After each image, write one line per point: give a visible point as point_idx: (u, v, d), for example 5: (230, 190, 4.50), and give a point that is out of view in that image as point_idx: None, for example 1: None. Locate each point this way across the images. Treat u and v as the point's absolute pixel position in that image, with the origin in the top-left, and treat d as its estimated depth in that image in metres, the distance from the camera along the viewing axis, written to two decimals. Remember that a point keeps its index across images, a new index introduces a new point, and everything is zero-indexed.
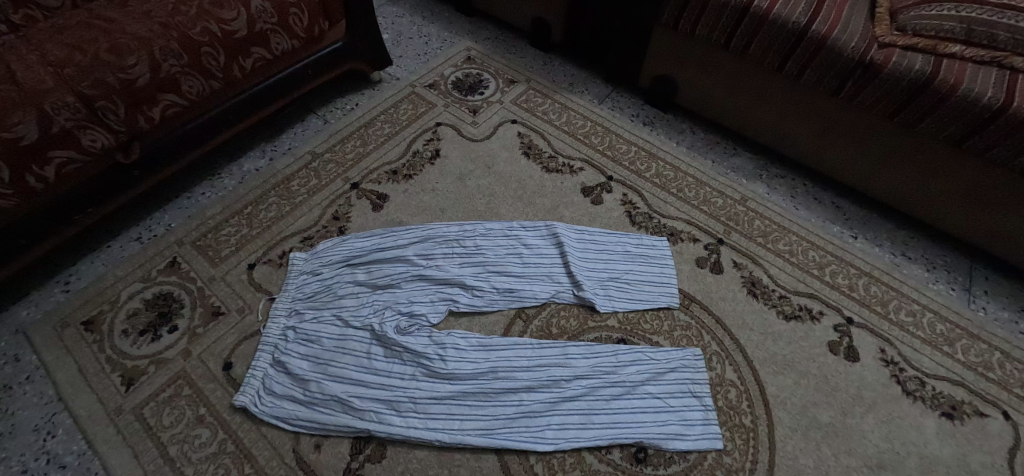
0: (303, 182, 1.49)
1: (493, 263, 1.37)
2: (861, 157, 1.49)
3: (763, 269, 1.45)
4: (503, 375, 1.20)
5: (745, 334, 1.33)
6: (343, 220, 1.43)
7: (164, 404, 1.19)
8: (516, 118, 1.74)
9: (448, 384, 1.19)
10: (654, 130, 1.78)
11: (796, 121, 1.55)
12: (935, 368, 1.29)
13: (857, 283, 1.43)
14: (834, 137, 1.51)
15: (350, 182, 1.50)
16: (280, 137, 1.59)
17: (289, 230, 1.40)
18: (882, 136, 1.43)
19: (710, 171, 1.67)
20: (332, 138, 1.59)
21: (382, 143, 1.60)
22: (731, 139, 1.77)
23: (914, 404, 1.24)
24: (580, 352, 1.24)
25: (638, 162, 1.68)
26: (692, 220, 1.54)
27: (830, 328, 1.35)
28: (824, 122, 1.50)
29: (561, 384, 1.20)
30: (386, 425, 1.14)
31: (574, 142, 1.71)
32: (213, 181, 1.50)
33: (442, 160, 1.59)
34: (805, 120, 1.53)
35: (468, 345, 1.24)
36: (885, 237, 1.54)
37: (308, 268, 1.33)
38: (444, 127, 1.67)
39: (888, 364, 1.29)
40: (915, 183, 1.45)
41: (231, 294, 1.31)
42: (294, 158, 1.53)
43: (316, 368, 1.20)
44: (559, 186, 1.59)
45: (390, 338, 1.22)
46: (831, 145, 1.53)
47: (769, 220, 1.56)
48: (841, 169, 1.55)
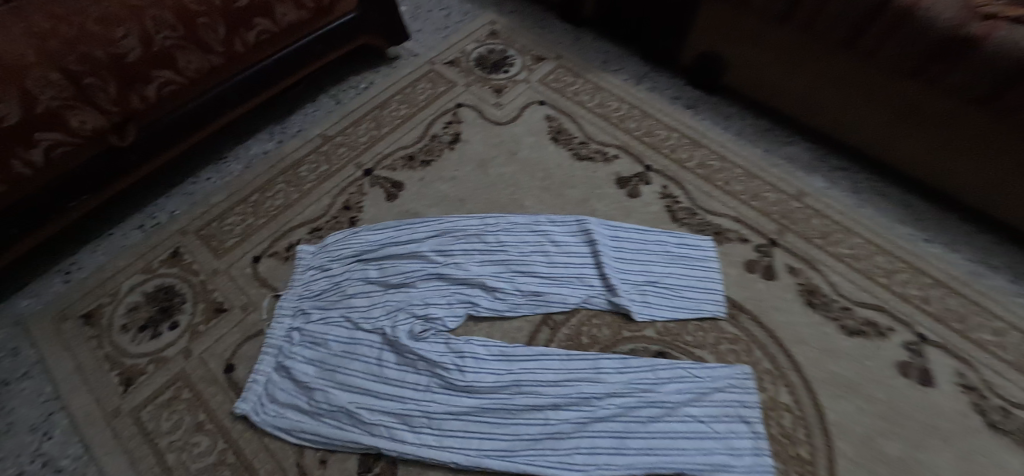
0: (312, 168, 1.37)
1: (517, 261, 1.24)
2: (942, 143, 1.32)
3: (822, 276, 1.31)
4: (527, 389, 1.08)
5: (801, 350, 1.19)
6: (354, 208, 1.31)
7: (163, 407, 1.10)
8: (544, 99, 1.59)
9: (467, 398, 1.07)
10: (698, 115, 1.62)
11: (864, 107, 1.39)
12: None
13: (931, 295, 1.27)
14: (910, 126, 1.35)
15: (363, 169, 1.38)
16: (291, 117, 1.47)
17: (297, 220, 1.29)
18: (971, 120, 1.25)
19: (760, 164, 1.52)
20: (346, 120, 1.47)
21: (397, 126, 1.47)
22: (786, 126, 1.60)
23: (999, 438, 1.08)
24: (613, 367, 1.12)
25: (680, 151, 1.53)
26: (740, 217, 1.40)
27: (900, 346, 1.20)
28: (900, 104, 1.33)
29: (593, 403, 1.07)
30: (398, 441, 1.03)
31: (609, 127, 1.55)
32: (219, 165, 1.39)
33: (463, 145, 1.46)
34: (875, 106, 1.37)
35: (489, 354, 1.12)
36: (963, 242, 1.37)
37: (316, 263, 1.22)
38: (465, 109, 1.53)
39: (969, 390, 1.14)
40: (1006, 174, 1.28)
41: (234, 289, 1.21)
42: (304, 141, 1.42)
43: (322, 375, 1.09)
44: (592, 176, 1.45)
45: (403, 344, 1.11)
46: (905, 134, 1.37)
47: (829, 219, 1.42)
48: (916, 161, 1.39)
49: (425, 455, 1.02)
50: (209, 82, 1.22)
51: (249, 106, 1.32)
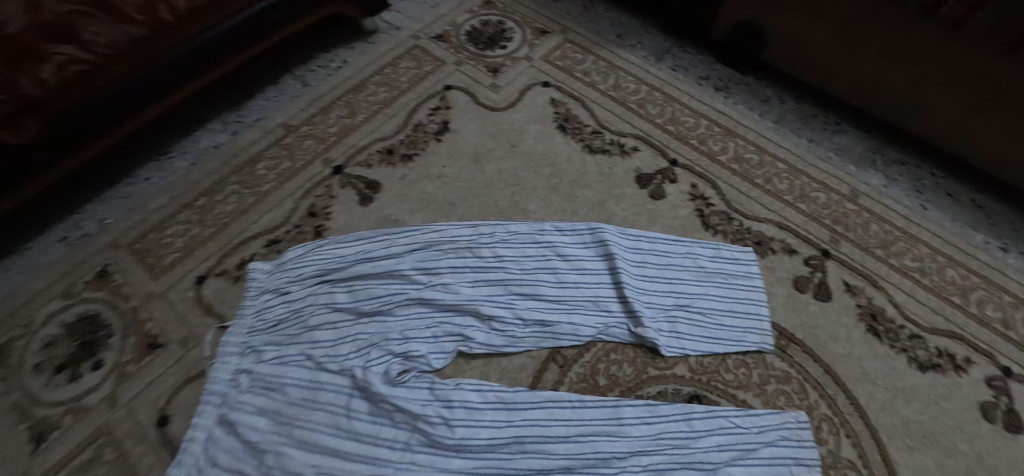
0: (271, 165, 1.14)
1: (519, 282, 1.02)
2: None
3: (885, 295, 1.16)
4: (531, 448, 0.87)
5: (866, 390, 1.05)
6: (322, 214, 1.09)
7: (80, 472, 0.85)
8: (549, 80, 1.34)
9: (460, 458, 0.86)
10: (731, 98, 1.38)
11: (940, 88, 1.19)
12: None
13: (1013, 317, 1.14)
14: (993, 110, 1.15)
15: (332, 165, 1.15)
16: (248, 102, 1.23)
17: (251, 230, 1.06)
18: None
19: (805, 155, 1.32)
20: (313, 106, 1.23)
21: (375, 114, 1.23)
22: (836, 113, 1.40)
23: None
24: (637, 418, 0.92)
25: (711, 141, 1.30)
26: (784, 222, 1.21)
27: (982, 382, 1.08)
28: (983, 87, 1.13)
29: (614, 463, 0.88)
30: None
31: (626, 113, 1.31)
32: (162, 162, 1.13)
33: (453, 136, 1.23)
34: (952, 87, 1.17)
35: (485, 402, 0.91)
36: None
37: (272, 285, 0.99)
38: (456, 91, 1.29)
39: None
40: None
41: (173, 318, 0.97)
42: (264, 132, 1.18)
43: (277, 430, 0.86)
44: (607, 173, 1.22)
45: (379, 390, 0.89)
46: (986, 121, 1.17)
47: (889, 224, 1.24)
48: (991, 152, 1.21)
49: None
50: (124, 65, 0.96)
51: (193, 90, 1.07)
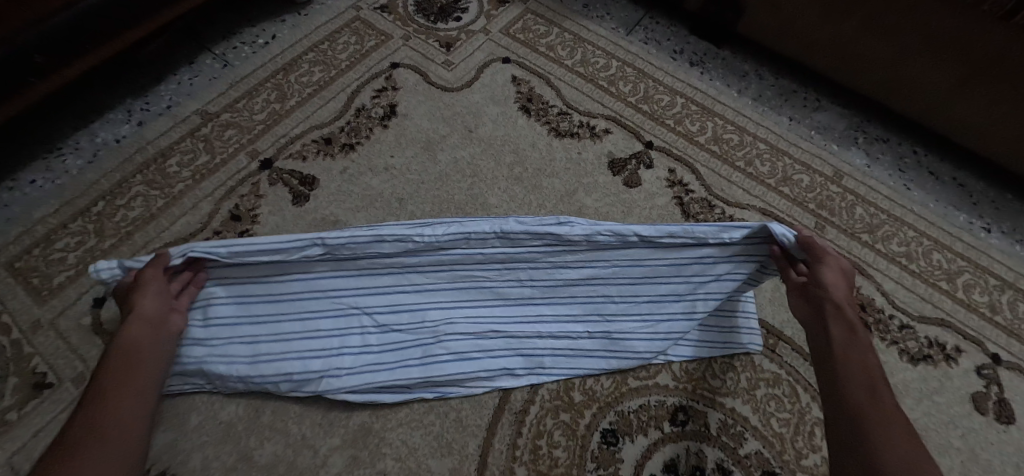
0: (184, 159, 0.97)
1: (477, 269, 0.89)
2: (1004, 115, 1.08)
3: (874, 283, 1.08)
4: (473, 238, 0.85)
5: None
6: (247, 217, 0.93)
7: None
8: (509, 55, 1.20)
9: (443, 273, 0.88)
10: (707, 74, 1.27)
11: (928, 59, 1.09)
12: None
13: (999, 301, 1.08)
14: (976, 88, 1.07)
15: (258, 158, 0.99)
16: (156, 86, 1.05)
17: (161, 239, 0.90)
18: None
19: (786, 134, 1.21)
20: (236, 90, 1.06)
21: (309, 97, 1.07)
22: (818, 88, 1.30)
23: None
24: (581, 232, 0.86)
25: (688, 122, 1.18)
26: (768, 208, 1.11)
27: (972, 372, 1.01)
28: (966, 64, 1.05)
29: (584, 290, 0.91)
30: (387, 328, 0.87)
31: (595, 92, 1.18)
32: (52, 160, 0.95)
33: (401, 121, 1.08)
34: (938, 61, 1.08)
35: (442, 232, 0.85)
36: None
37: None
38: (403, 70, 1.14)
39: None
40: None
41: (66, 353, 0.80)
42: (175, 121, 1.01)
43: (265, 300, 0.84)
44: (576, 159, 1.09)
45: (351, 239, 0.82)
46: (976, 93, 1.08)
47: (874, 206, 1.16)
48: (969, 130, 1.14)
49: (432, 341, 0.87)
50: None
51: (67, 79, 0.88)
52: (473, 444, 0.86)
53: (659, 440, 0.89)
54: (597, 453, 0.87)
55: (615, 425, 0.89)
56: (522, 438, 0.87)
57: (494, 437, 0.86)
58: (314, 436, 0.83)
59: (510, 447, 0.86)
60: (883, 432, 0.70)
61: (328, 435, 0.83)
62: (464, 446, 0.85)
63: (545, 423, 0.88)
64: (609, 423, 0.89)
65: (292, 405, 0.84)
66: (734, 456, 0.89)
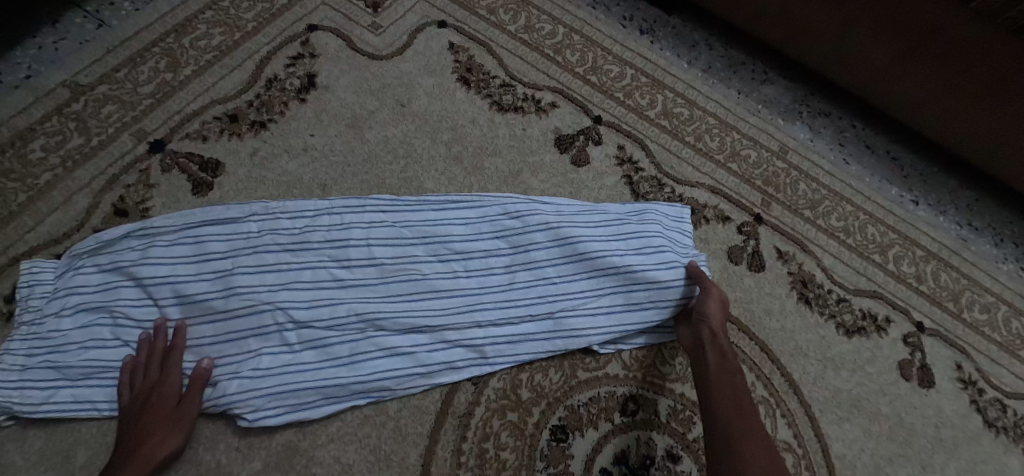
0: (51, 142, 0.83)
1: (416, 262, 0.83)
2: (936, 94, 1.01)
3: (815, 259, 1.02)
4: (409, 227, 0.85)
5: (799, 365, 0.94)
6: (136, 211, 0.81)
7: None
8: (446, 18, 1.08)
9: (370, 268, 0.81)
10: (657, 43, 1.19)
11: (868, 35, 1.01)
12: (1018, 385, 0.97)
13: (925, 271, 1.03)
14: (916, 63, 0.99)
15: (147, 139, 0.85)
16: (9, 53, 0.89)
17: (26, 242, 0.77)
18: (981, 70, 0.93)
19: (735, 108, 1.14)
20: (114, 56, 0.90)
21: (209, 66, 0.92)
22: (766, 59, 1.23)
23: (997, 441, 0.93)
24: (517, 213, 0.88)
25: (638, 94, 1.10)
26: (717, 185, 1.05)
27: (899, 342, 0.98)
28: (906, 38, 0.97)
29: (525, 276, 0.85)
30: (305, 324, 0.76)
31: (539, 60, 1.08)
32: None
33: (321, 93, 0.95)
34: (878, 34, 1.00)
35: (371, 222, 0.84)
36: (947, 199, 1.13)
37: (65, 286, 0.74)
38: (322, 33, 1.00)
39: (967, 386, 0.96)
40: (992, 139, 1.01)
41: None
42: (36, 96, 0.85)
43: (163, 294, 0.74)
44: (521, 135, 1.00)
45: (275, 228, 0.80)
46: (914, 70, 1.01)
47: (815, 182, 1.09)
48: (906, 106, 1.07)
49: (362, 337, 0.77)
50: None
51: None
52: (413, 454, 0.76)
53: (609, 432, 0.80)
54: (547, 450, 0.78)
55: (565, 420, 0.80)
56: (468, 442, 0.77)
57: (437, 444, 0.76)
58: (230, 461, 0.72)
59: (455, 454, 0.76)
60: (752, 454, 0.69)
61: (247, 459, 0.72)
62: (404, 457, 0.75)
63: (491, 425, 0.78)
64: (559, 419, 0.80)
65: (202, 427, 0.73)
66: (683, 441, 0.81)
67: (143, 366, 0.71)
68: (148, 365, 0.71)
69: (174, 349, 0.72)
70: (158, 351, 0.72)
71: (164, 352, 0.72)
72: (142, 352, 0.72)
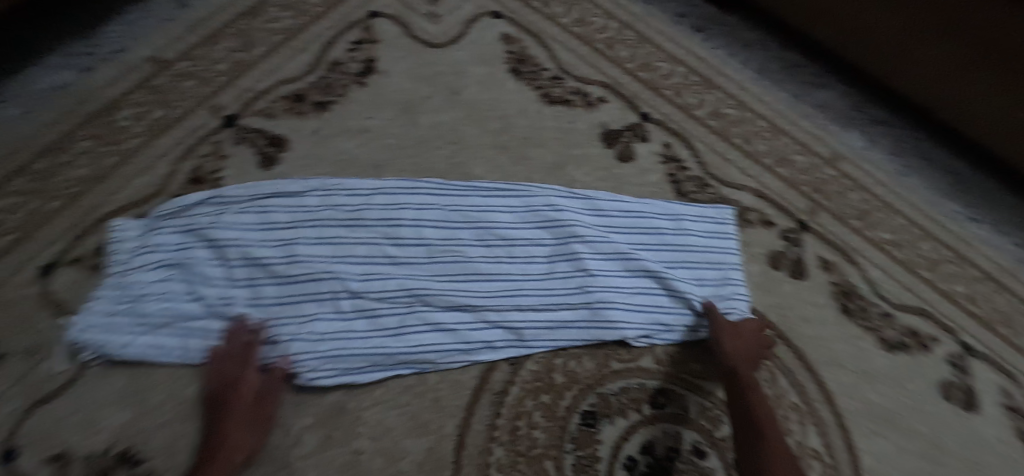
0: (137, 113, 0.90)
1: (463, 245, 0.86)
2: (999, 110, 0.99)
3: (860, 271, 1.01)
4: (457, 212, 0.88)
5: (835, 374, 0.93)
6: (209, 180, 0.87)
7: None
8: (500, 10, 1.10)
9: (420, 248, 0.85)
10: (710, 41, 1.19)
11: (931, 43, 0.99)
12: None
13: (977, 292, 1.01)
14: (980, 76, 0.97)
15: (221, 114, 0.91)
16: (100, 28, 0.96)
17: (112, 202, 0.84)
18: None
19: (787, 112, 1.13)
20: (193, 35, 0.97)
21: (278, 47, 0.98)
22: (823, 63, 1.21)
23: None
24: (562, 206, 0.91)
25: (687, 93, 1.10)
26: (762, 189, 1.05)
27: (944, 361, 0.96)
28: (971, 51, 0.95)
29: (566, 266, 0.88)
30: (359, 294, 0.81)
31: (592, 55, 1.10)
32: None
33: (380, 78, 0.99)
34: (942, 44, 0.98)
35: (422, 205, 0.88)
36: (1008, 219, 1.09)
37: (145, 242, 0.80)
38: (383, 20, 1.04)
39: (1013, 412, 0.93)
40: None
41: (15, 321, 0.76)
42: (125, 69, 0.92)
43: (231, 258, 0.80)
44: (568, 128, 1.02)
45: (334, 204, 0.85)
46: (980, 80, 0.97)
47: (866, 192, 1.07)
48: (967, 120, 1.05)
49: (410, 311, 0.81)
50: None
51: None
52: (450, 424, 0.78)
53: (637, 423, 0.82)
54: (576, 434, 0.79)
55: (595, 407, 0.82)
56: (502, 419, 0.79)
57: (473, 417, 0.79)
58: (285, 415, 0.76)
59: (489, 428, 0.78)
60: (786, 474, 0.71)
61: (300, 415, 0.76)
62: (442, 426, 0.78)
63: (524, 405, 0.80)
64: (590, 405, 0.82)
65: None
66: (711, 438, 0.82)
67: (223, 364, 0.75)
68: (227, 365, 0.75)
69: (250, 350, 0.76)
70: (237, 349, 0.76)
71: (243, 350, 0.76)
72: (221, 353, 0.76)
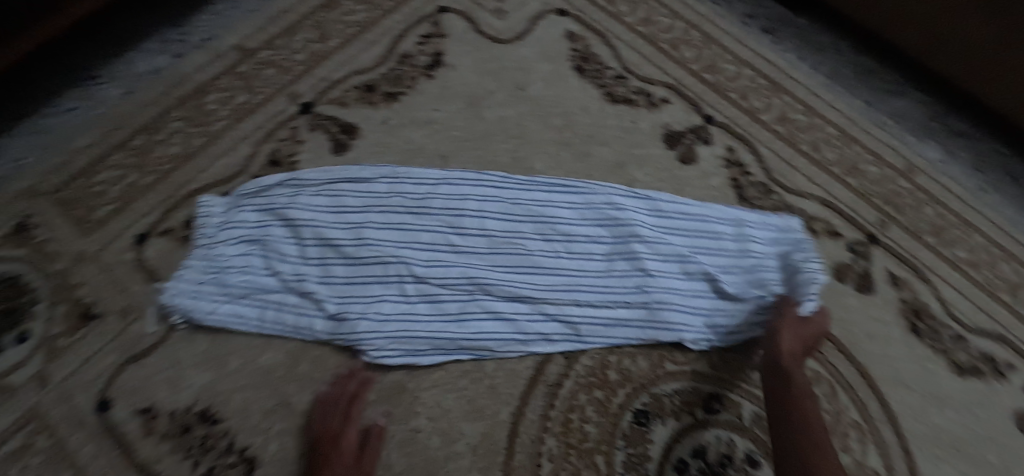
0: (223, 98, 0.95)
1: (523, 238, 0.88)
2: None
3: (932, 289, 0.96)
4: (519, 205, 0.90)
5: (899, 394, 0.90)
6: (286, 162, 0.91)
7: (11, 460, 0.74)
8: (566, 7, 1.11)
9: (481, 238, 0.87)
10: (780, 44, 1.16)
11: None
12: None
13: None
14: None
15: (297, 101, 0.96)
16: (192, 17, 1.02)
17: (198, 181, 0.89)
18: None
19: (860, 120, 1.09)
20: (274, 25, 1.02)
21: (351, 38, 1.02)
22: (902, 71, 1.16)
23: None
24: (623, 205, 0.91)
25: (754, 97, 1.08)
26: (830, 199, 1.01)
27: (1020, 390, 0.91)
28: None
29: (625, 265, 0.88)
30: (423, 279, 0.83)
31: (657, 55, 1.09)
32: (89, 89, 0.95)
33: (447, 72, 1.01)
34: None
35: (485, 197, 0.89)
36: None
37: (228, 218, 0.85)
38: (451, 15, 1.06)
39: None
40: None
41: (110, 284, 0.83)
42: (213, 55, 0.98)
43: (305, 237, 0.84)
44: (630, 128, 1.02)
45: (401, 191, 0.88)
46: None
47: (943, 207, 1.02)
48: None
49: (471, 298, 0.83)
50: None
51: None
52: (505, 411, 0.80)
53: (689, 426, 0.81)
54: (627, 431, 0.80)
55: (647, 406, 0.81)
56: (554, 410, 0.80)
57: (526, 406, 0.80)
58: None
59: (542, 418, 0.80)
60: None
61: (363, 390, 0.80)
62: (496, 413, 0.80)
63: (577, 398, 0.81)
64: (642, 404, 0.82)
65: (326, 357, 0.81)
66: (765, 447, 0.81)
67: (329, 413, 0.77)
68: (332, 417, 0.77)
69: (355, 403, 0.77)
70: (343, 399, 0.78)
71: (348, 401, 0.78)
72: (328, 402, 0.78)
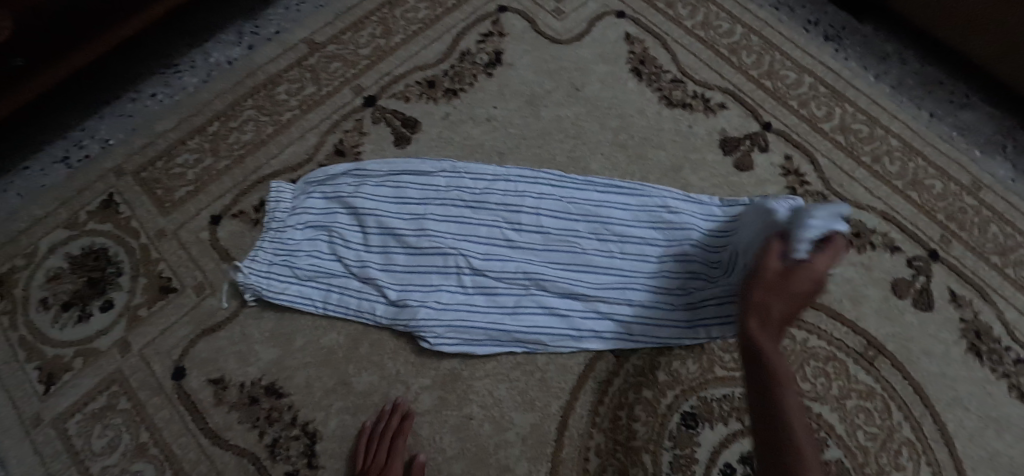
0: (293, 89, 0.99)
1: (577, 237, 0.88)
2: None
3: (996, 310, 0.93)
4: (574, 204, 0.90)
5: (956, 416, 0.87)
6: (350, 153, 0.95)
7: (94, 420, 0.79)
8: (625, 9, 1.11)
9: (537, 235, 0.88)
10: (843, 51, 1.13)
11: None
12: None
13: None
14: None
15: (362, 95, 0.99)
16: (265, 10, 1.07)
17: (268, 167, 0.94)
18: None
19: (927, 132, 1.06)
20: (341, 21, 1.05)
21: (414, 35, 1.05)
22: (973, 83, 1.11)
23: None
24: (678, 209, 0.91)
25: (815, 104, 1.06)
26: (891, 211, 0.99)
27: None
28: None
29: (679, 267, 0.87)
30: (480, 271, 0.85)
31: (716, 60, 1.08)
32: (169, 77, 1.01)
33: (505, 70, 1.03)
34: None
35: (542, 194, 0.91)
36: None
37: (298, 205, 0.89)
38: (511, 15, 1.08)
39: None
40: None
41: (185, 261, 0.88)
42: (284, 48, 1.02)
43: (368, 226, 0.87)
44: (686, 132, 1.01)
45: (460, 186, 0.90)
46: None
47: (1012, 226, 0.98)
48: None
49: (527, 293, 0.85)
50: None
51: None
52: (556, 405, 0.82)
53: (738, 432, 0.80)
54: (675, 432, 0.80)
55: (696, 409, 0.82)
56: (604, 406, 0.82)
57: (577, 401, 0.82)
58: (406, 374, 0.83)
59: (591, 414, 0.81)
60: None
61: (419, 375, 0.83)
62: (546, 405, 0.81)
63: (627, 396, 0.82)
64: (690, 406, 0.82)
65: (383, 340, 0.84)
66: None
67: (373, 446, 0.77)
68: (377, 450, 0.77)
69: (399, 435, 0.78)
70: (387, 432, 0.78)
71: (392, 434, 0.78)
72: (370, 436, 0.78)
